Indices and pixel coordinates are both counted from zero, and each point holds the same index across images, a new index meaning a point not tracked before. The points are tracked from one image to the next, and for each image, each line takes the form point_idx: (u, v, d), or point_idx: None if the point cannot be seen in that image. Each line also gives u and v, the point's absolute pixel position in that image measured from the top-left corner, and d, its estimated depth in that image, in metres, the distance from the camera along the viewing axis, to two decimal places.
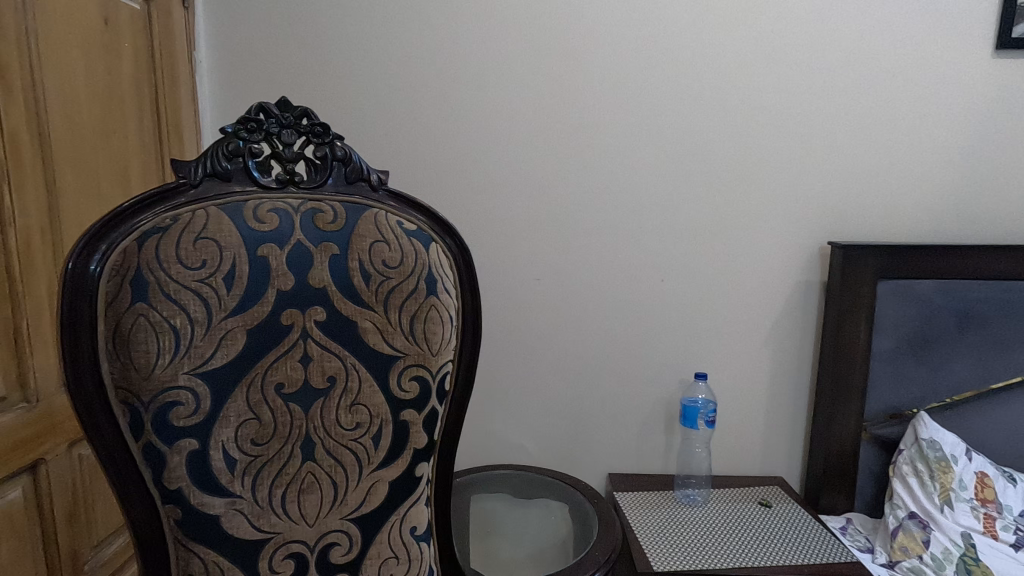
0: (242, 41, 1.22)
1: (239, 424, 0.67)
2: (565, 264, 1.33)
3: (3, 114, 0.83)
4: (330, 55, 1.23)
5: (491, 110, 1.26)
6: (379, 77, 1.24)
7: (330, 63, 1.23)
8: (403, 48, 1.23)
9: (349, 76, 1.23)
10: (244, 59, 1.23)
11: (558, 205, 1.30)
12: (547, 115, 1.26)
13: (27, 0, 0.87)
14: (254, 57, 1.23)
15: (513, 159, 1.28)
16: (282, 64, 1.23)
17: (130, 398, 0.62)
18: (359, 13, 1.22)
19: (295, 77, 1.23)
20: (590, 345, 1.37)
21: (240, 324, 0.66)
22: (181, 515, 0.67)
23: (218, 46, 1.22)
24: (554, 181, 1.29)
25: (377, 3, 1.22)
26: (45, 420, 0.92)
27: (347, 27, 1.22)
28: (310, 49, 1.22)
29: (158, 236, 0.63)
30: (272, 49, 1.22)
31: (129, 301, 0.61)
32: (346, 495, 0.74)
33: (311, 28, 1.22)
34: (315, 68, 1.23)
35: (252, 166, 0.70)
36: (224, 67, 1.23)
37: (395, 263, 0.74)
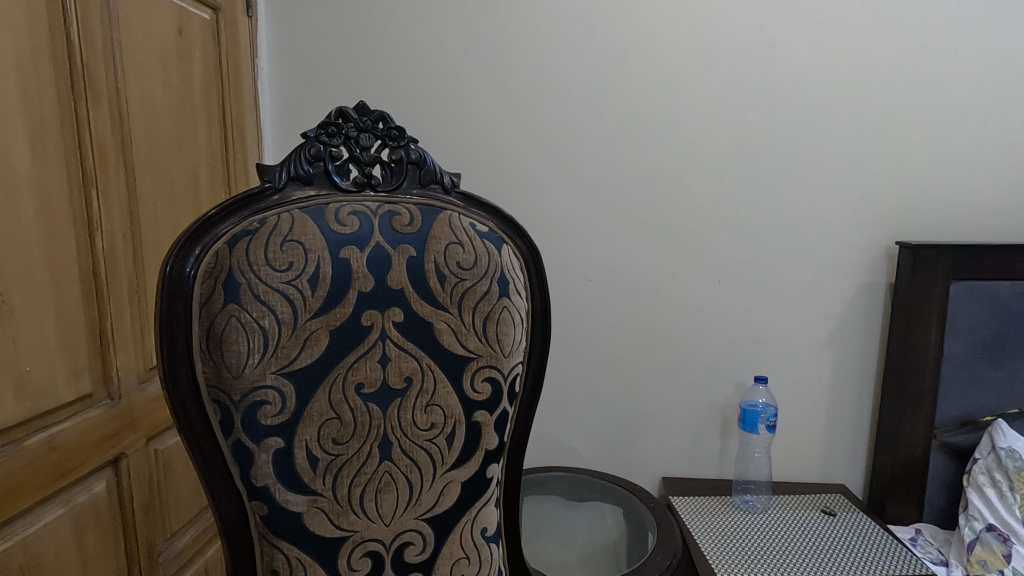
0: (302, 46, 1.25)
1: (322, 424, 0.68)
2: (619, 264, 1.31)
3: (92, 122, 0.87)
4: (388, 58, 1.25)
5: (545, 110, 1.25)
6: (435, 79, 1.25)
7: (387, 66, 1.25)
8: (458, 49, 1.24)
9: (406, 79, 1.25)
10: (304, 64, 1.26)
11: (614, 204, 1.28)
12: (603, 114, 1.25)
13: (112, 12, 0.90)
14: (313, 63, 1.25)
15: (567, 160, 1.27)
16: (341, 68, 1.25)
17: (222, 396, 0.64)
18: (415, 17, 1.23)
19: (354, 81, 1.25)
20: (644, 347, 1.35)
21: (323, 325, 0.68)
22: (266, 512, 0.68)
23: (280, 52, 1.26)
24: (609, 180, 1.27)
25: (432, 7, 1.23)
26: (125, 416, 0.96)
27: (404, 30, 1.24)
28: (368, 53, 1.24)
29: (247, 239, 0.65)
30: (332, 54, 1.25)
31: (222, 302, 0.63)
32: (421, 495, 0.75)
33: (369, 32, 1.24)
34: (372, 72, 1.25)
35: (332, 169, 0.71)
36: (285, 72, 1.26)
37: (469, 264, 0.74)
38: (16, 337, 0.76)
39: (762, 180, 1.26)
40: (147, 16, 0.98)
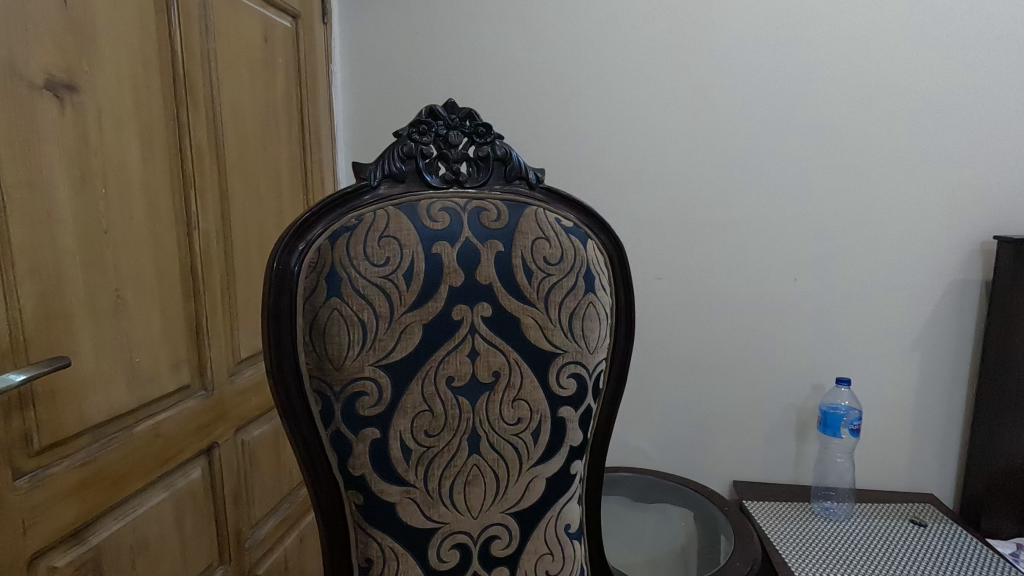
0: (377, 52, 1.30)
1: (415, 416, 0.70)
2: (691, 262, 1.28)
3: (191, 127, 0.91)
4: (458, 60, 1.27)
5: (615, 106, 1.24)
6: (505, 78, 1.26)
7: (458, 68, 1.27)
8: (528, 47, 1.25)
9: (477, 80, 1.27)
10: (379, 70, 1.30)
11: (686, 201, 1.26)
12: (675, 108, 1.23)
13: (210, 23, 0.96)
14: (385, 66, 1.30)
15: (635, 156, 1.26)
16: (414, 72, 1.29)
17: (324, 387, 0.66)
18: (483, 18, 1.25)
19: (426, 83, 1.29)
20: (715, 347, 1.32)
21: (417, 319, 0.69)
22: (362, 501, 0.70)
23: (356, 59, 1.32)
24: (681, 177, 1.25)
25: (501, 8, 1.24)
26: (218, 408, 1.00)
27: (474, 31, 1.26)
28: (440, 55, 1.27)
29: (347, 235, 0.67)
30: (405, 58, 1.29)
31: (324, 295, 0.65)
32: (508, 489, 0.75)
33: (441, 34, 1.27)
34: (441, 74, 1.28)
35: (423, 167, 0.72)
36: (361, 78, 1.32)
37: (556, 259, 0.74)
38: (127, 330, 0.81)
39: (844, 173, 1.21)
40: (239, 26, 1.03)
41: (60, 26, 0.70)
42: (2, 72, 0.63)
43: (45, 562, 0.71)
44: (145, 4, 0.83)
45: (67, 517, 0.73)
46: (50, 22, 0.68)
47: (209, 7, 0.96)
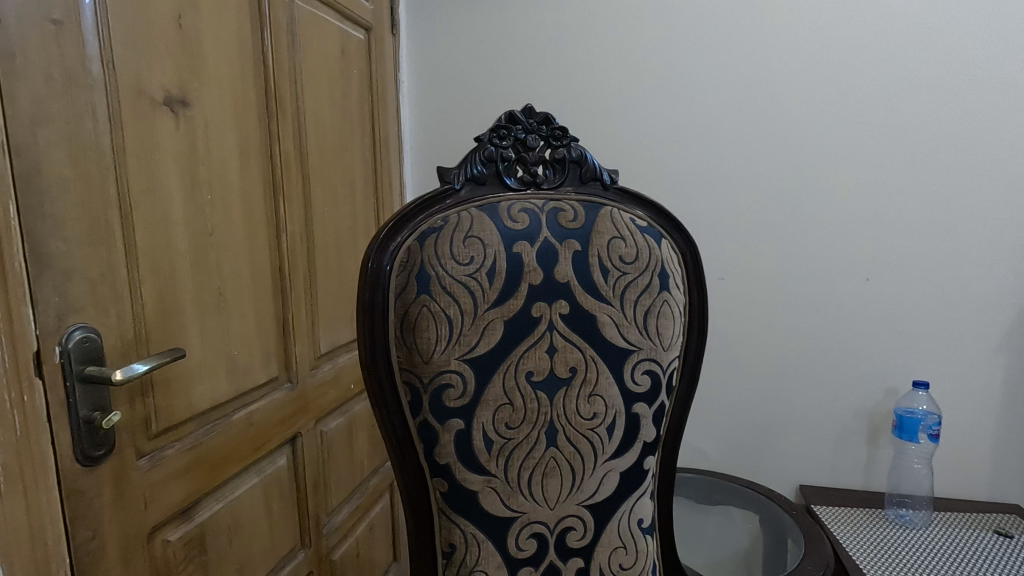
0: (444, 60, 1.36)
1: (496, 409, 0.73)
2: (758, 261, 1.27)
3: (280, 135, 0.98)
4: (522, 65, 1.31)
5: (679, 104, 1.25)
6: (570, 81, 1.29)
7: (523, 72, 1.31)
8: (593, 49, 1.27)
9: (542, 83, 1.31)
10: (447, 78, 1.36)
11: (753, 199, 1.25)
12: (741, 105, 1.22)
13: (296, 38, 1.02)
14: (450, 75, 1.36)
15: (698, 156, 1.26)
16: (481, 78, 1.34)
17: (413, 379, 0.70)
18: (546, 25, 1.28)
19: (492, 88, 1.33)
20: (781, 348, 1.30)
21: (499, 315, 0.72)
22: (446, 488, 0.73)
23: (424, 68, 1.38)
24: (748, 175, 1.24)
25: (564, 14, 1.27)
26: (300, 399, 1.06)
27: (537, 37, 1.29)
28: (505, 61, 1.32)
29: (435, 235, 0.70)
30: (472, 65, 1.34)
31: (414, 292, 0.69)
32: (584, 482, 0.77)
33: (506, 40, 1.31)
34: (505, 80, 1.32)
35: (502, 170, 0.76)
36: (429, 86, 1.38)
37: (631, 258, 0.76)
38: (227, 325, 0.87)
39: (919, 168, 1.17)
40: (320, 40, 1.10)
41: (176, 47, 0.76)
42: (131, 91, 0.70)
43: (160, 536, 0.78)
44: (244, 24, 0.89)
45: (178, 495, 0.80)
46: (167, 44, 0.75)
47: (295, 24, 1.02)
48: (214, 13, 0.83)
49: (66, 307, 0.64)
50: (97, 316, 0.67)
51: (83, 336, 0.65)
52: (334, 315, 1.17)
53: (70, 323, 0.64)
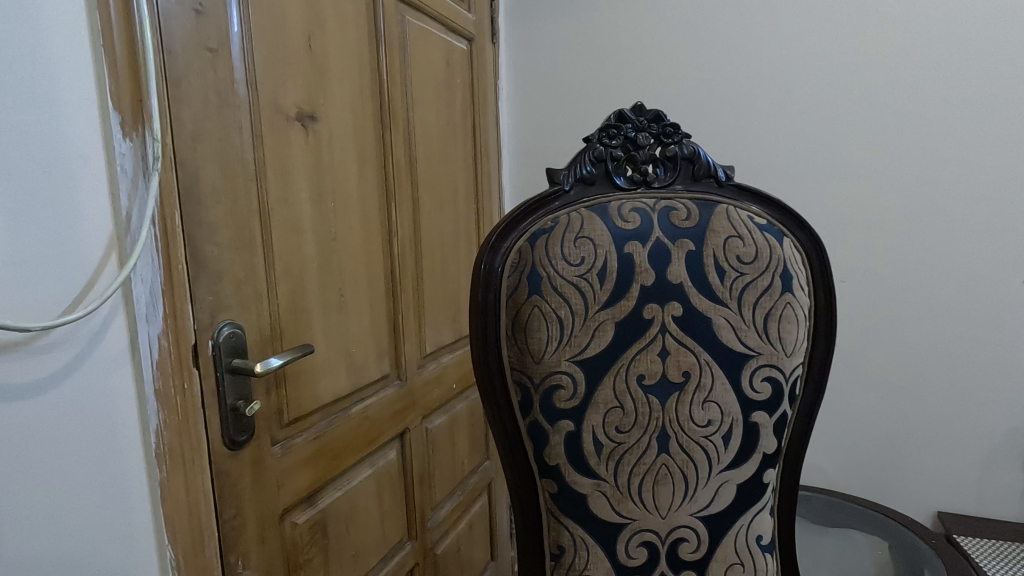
0: (549, 75, 1.46)
1: (606, 412, 0.72)
2: (872, 264, 1.23)
3: (392, 144, 1.03)
4: (620, 75, 1.39)
5: (782, 109, 1.27)
6: (669, 87, 1.35)
7: (624, 83, 1.40)
8: (693, 56, 1.32)
9: (641, 91, 1.38)
10: (552, 91, 1.47)
11: (865, 201, 1.23)
12: (848, 102, 1.22)
13: (407, 51, 1.07)
14: (549, 86, 1.47)
15: (802, 158, 1.26)
16: (584, 89, 1.43)
17: (524, 378, 0.71)
18: (644, 38, 1.36)
19: (594, 99, 1.43)
20: (901, 355, 1.23)
21: (610, 317, 0.71)
22: (556, 489, 0.73)
23: (530, 82, 1.48)
24: (857, 171, 1.22)
25: (662, 27, 1.34)
26: (408, 397, 1.11)
27: (634, 50, 1.37)
28: (607, 73, 1.40)
29: (545, 236, 0.70)
30: (575, 79, 1.44)
31: (526, 293, 0.69)
32: (697, 492, 0.74)
33: (605, 53, 1.40)
34: (601, 91, 1.42)
35: (612, 169, 0.75)
36: (535, 99, 1.49)
37: (750, 259, 0.72)
38: (347, 324, 0.93)
39: None
40: (428, 52, 1.14)
41: (305, 67, 0.83)
42: (269, 109, 0.77)
43: (290, 518, 0.84)
44: (363, 41, 0.95)
45: (305, 480, 0.86)
46: (298, 64, 0.82)
47: (406, 39, 1.07)
48: (338, 33, 0.89)
49: (218, 305, 0.71)
50: (242, 314, 0.74)
51: (231, 331, 0.72)
52: (439, 316, 1.21)
53: (220, 320, 0.71)
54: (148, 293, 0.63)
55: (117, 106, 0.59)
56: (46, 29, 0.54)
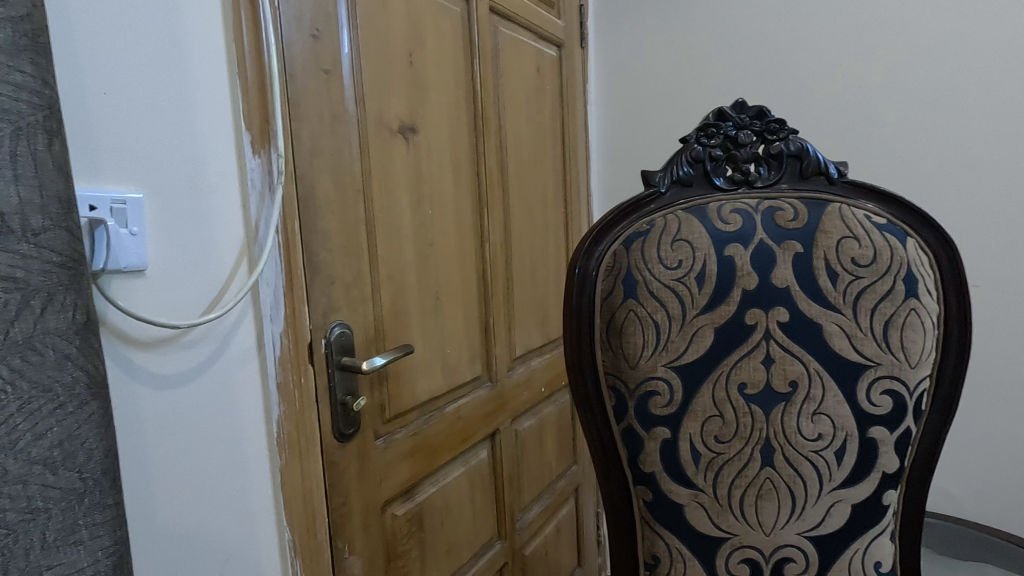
0: (642, 77, 1.46)
1: (705, 420, 0.69)
2: (1007, 266, 1.12)
3: (485, 152, 1.06)
4: (716, 76, 1.37)
5: (897, 101, 1.19)
6: (771, 83, 1.31)
7: (722, 81, 1.36)
8: (797, 49, 1.27)
9: (740, 88, 1.34)
10: (644, 94, 1.46)
11: (997, 197, 1.12)
12: (978, 90, 1.12)
13: (500, 61, 1.10)
14: (640, 89, 1.46)
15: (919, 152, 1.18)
16: (678, 90, 1.41)
17: (618, 383, 0.70)
18: (742, 37, 1.33)
19: (689, 99, 1.40)
20: None
21: (709, 322, 0.69)
22: (650, 498, 0.71)
23: (622, 86, 1.48)
24: (989, 165, 1.12)
25: (760, 24, 1.31)
26: (499, 399, 1.13)
27: (731, 49, 1.35)
28: (703, 72, 1.38)
29: (641, 239, 0.69)
30: (669, 80, 1.42)
31: (621, 297, 0.69)
32: (805, 510, 0.69)
33: (700, 54, 1.38)
34: (696, 92, 1.40)
35: (711, 169, 0.72)
36: (626, 102, 1.48)
37: (867, 261, 0.66)
38: (442, 326, 0.97)
39: None
40: (519, 61, 1.16)
41: (407, 82, 0.88)
42: (375, 123, 0.82)
43: (390, 509, 0.89)
44: (458, 55, 0.99)
45: (403, 475, 0.90)
46: (400, 80, 0.87)
47: (499, 49, 1.10)
48: (436, 48, 0.93)
49: (330, 307, 0.76)
50: (351, 315, 0.80)
51: (341, 331, 0.78)
52: (528, 319, 1.23)
53: (331, 320, 0.77)
54: (273, 294, 0.69)
55: (248, 127, 0.66)
56: (193, 62, 0.61)
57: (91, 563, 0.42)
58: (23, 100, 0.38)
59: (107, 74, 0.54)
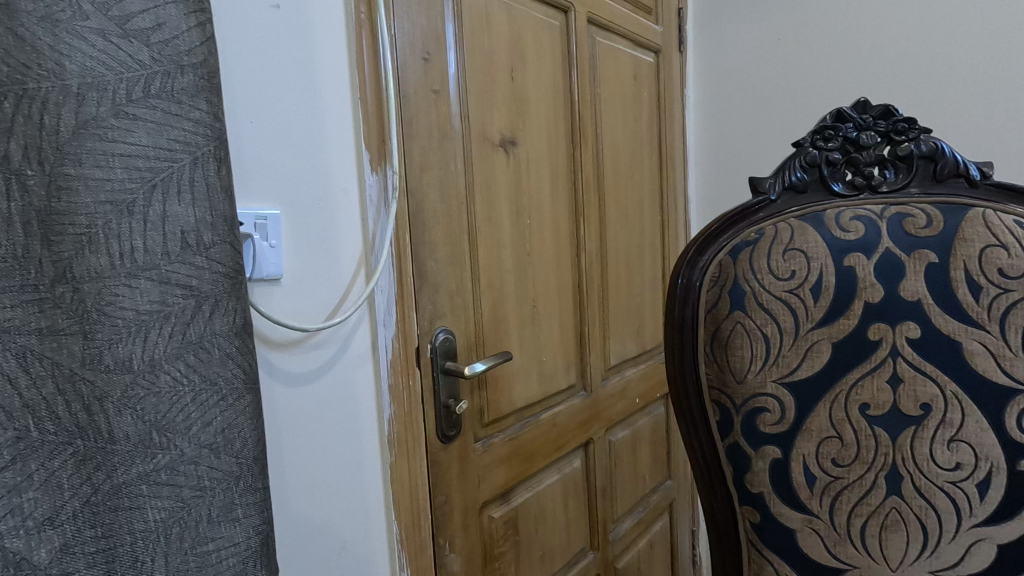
0: (745, 79, 1.40)
1: (821, 441, 0.65)
2: None
3: (581, 161, 1.06)
4: (829, 75, 1.29)
5: None
6: (892, 80, 1.22)
7: (834, 79, 1.29)
8: (922, 43, 1.18)
9: (857, 88, 1.26)
10: (747, 96, 1.40)
11: None
12: None
13: (596, 71, 1.10)
14: (743, 92, 1.41)
15: None
16: (786, 91, 1.35)
17: (724, 398, 0.67)
18: (860, 32, 1.25)
19: (798, 101, 1.34)
20: None
21: (826, 336, 0.65)
22: (758, 519, 0.68)
23: (723, 88, 1.43)
24: None
25: (882, 18, 1.22)
26: (594, 408, 1.12)
27: (848, 46, 1.26)
28: (814, 71, 1.31)
29: (749, 248, 0.66)
30: (775, 81, 1.36)
31: (727, 309, 0.66)
32: (940, 548, 0.63)
33: (811, 53, 1.31)
34: (807, 93, 1.32)
35: (828, 174, 0.68)
36: (727, 105, 1.43)
37: (1018, 272, 0.59)
38: (539, 334, 0.99)
39: None
40: (617, 68, 1.16)
41: (508, 97, 0.91)
42: (478, 138, 0.86)
43: (487, 510, 0.92)
44: (557, 68, 1.00)
45: (501, 478, 0.92)
46: (502, 94, 0.90)
47: (596, 58, 1.10)
48: (536, 62, 0.96)
49: (435, 313, 0.81)
50: (454, 321, 0.83)
51: (445, 337, 0.82)
52: (624, 329, 1.21)
53: (437, 326, 0.81)
54: (386, 301, 0.74)
55: (367, 148, 0.72)
56: (323, 90, 0.67)
57: (244, 540, 0.47)
58: (200, 133, 0.44)
59: (254, 105, 0.61)
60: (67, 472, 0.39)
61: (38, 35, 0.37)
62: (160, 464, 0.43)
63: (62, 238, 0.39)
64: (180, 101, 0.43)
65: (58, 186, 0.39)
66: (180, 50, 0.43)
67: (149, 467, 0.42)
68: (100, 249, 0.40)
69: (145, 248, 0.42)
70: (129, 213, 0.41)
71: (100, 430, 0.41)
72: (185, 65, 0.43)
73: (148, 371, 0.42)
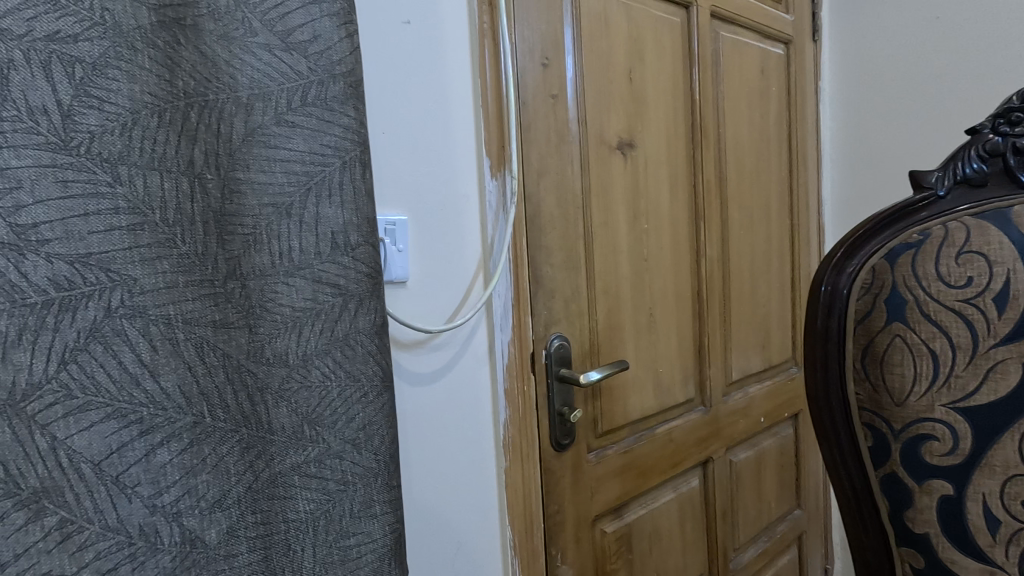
0: (893, 66, 1.26)
1: (1008, 480, 0.51)
2: None
3: (703, 164, 1.00)
4: (996, 56, 1.13)
5: None
6: None
7: (1006, 60, 1.12)
8: None
9: None
10: (896, 85, 1.26)
11: None
12: None
13: (719, 68, 1.04)
14: (890, 83, 1.27)
15: None
16: (942, 79, 1.20)
17: (878, 422, 0.55)
18: None
19: (958, 88, 1.18)
20: None
21: (1016, 354, 0.51)
22: (923, 566, 0.55)
23: (866, 78, 1.29)
24: None
25: None
26: (714, 424, 1.05)
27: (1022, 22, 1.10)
28: (980, 53, 1.15)
29: (911, 252, 0.54)
30: (930, 67, 1.21)
31: (883, 320, 0.54)
32: None
33: (974, 32, 1.15)
34: (969, 78, 1.16)
35: (1015, 164, 0.56)
36: (870, 98, 1.29)
37: None
38: (656, 344, 0.94)
39: None
40: (742, 64, 1.09)
41: (627, 98, 0.88)
42: (595, 142, 0.84)
43: (601, 525, 0.89)
44: (678, 67, 0.96)
45: (613, 493, 0.89)
46: (621, 96, 0.87)
47: (720, 55, 1.04)
48: (657, 61, 0.92)
49: (550, 319, 0.80)
50: (569, 328, 0.82)
51: (559, 343, 0.80)
52: (748, 342, 1.13)
53: (552, 332, 0.80)
54: (503, 306, 0.75)
55: (488, 154, 0.73)
56: (449, 99, 0.69)
57: (380, 537, 0.48)
58: (348, 138, 0.46)
59: (384, 117, 0.64)
60: (234, 458, 0.43)
61: (216, 51, 0.42)
62: (310, 456, 0.46)
63: (233, 239, 0.43)
64: (331, 108, 0.45)
65: (231, 190, 0.43)
66: (332, 60, 0.45)
67: (301, 458, 0.45)
68: (264, 249, 0.44)
69: (301, 249, 0.45)
70: (287, 215, 0.44)
71: (261, 420, 0.44)
72: (336, 74, 0.46)
73: (301, 366, 0.45)
